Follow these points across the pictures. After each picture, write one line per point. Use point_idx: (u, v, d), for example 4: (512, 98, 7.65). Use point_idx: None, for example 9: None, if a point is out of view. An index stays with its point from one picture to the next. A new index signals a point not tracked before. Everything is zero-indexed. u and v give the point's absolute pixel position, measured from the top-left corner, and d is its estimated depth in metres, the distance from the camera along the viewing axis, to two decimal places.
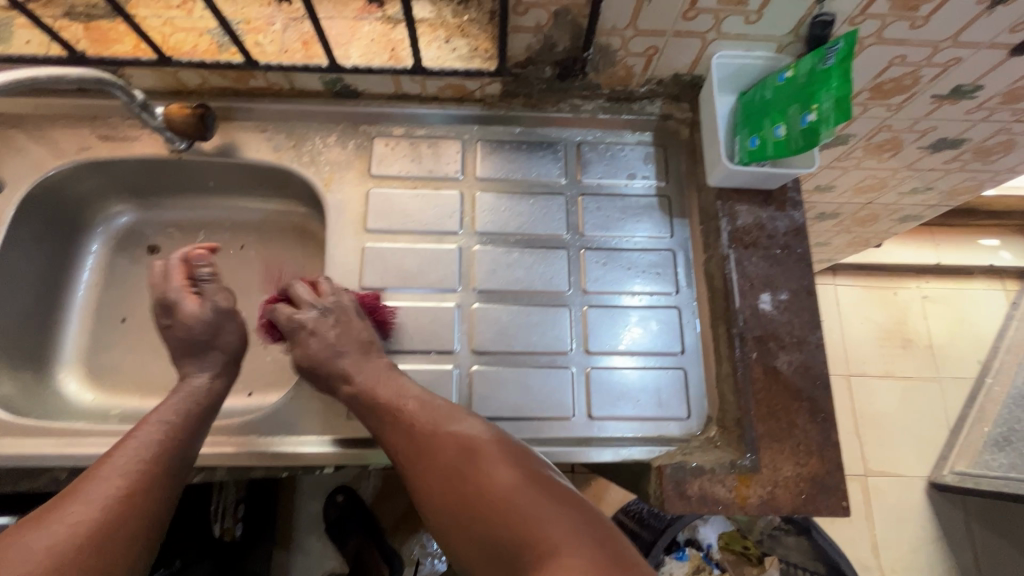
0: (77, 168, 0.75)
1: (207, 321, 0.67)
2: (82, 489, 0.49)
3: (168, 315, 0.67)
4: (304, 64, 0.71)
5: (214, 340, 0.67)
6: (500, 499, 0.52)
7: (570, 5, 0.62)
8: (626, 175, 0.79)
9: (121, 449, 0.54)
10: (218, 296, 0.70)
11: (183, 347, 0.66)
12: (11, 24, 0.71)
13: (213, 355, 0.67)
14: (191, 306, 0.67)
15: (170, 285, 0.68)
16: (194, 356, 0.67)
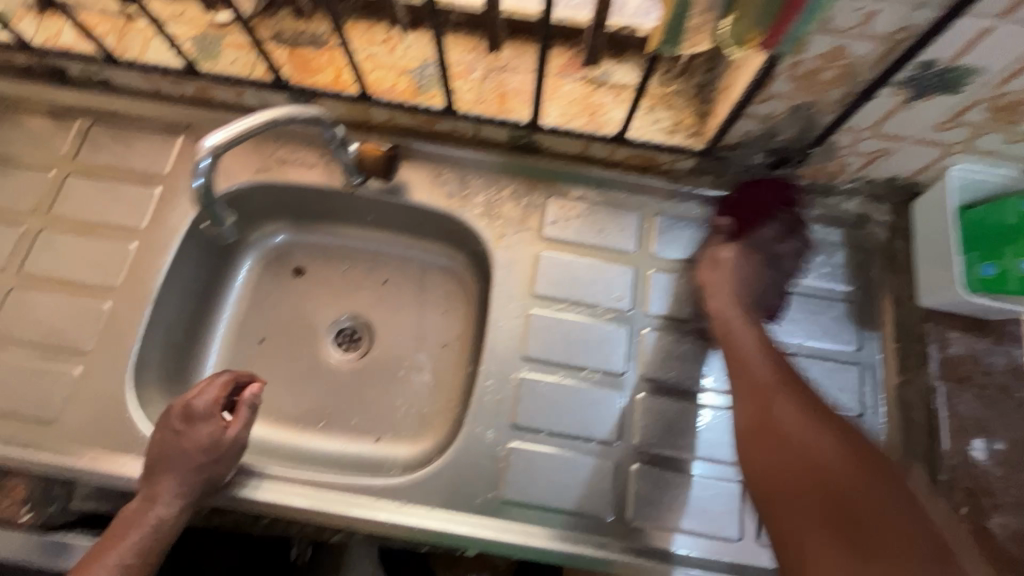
0: (252, 188, 0.75)
1: (216, 450, 0.60)
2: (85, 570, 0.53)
3: (184, 426, 0.60)
4: (500, 119, 0.69)
5: (209, 465, 0.60)
6: (848, 496, 0.53)
7: (816, 101, 0.57)
8: (814, 272, 0.73)
9: (130, 526, 0.56)
10: (242, 430, 0.62)
11: (169, 462, 0.58)
12: (220, 41, 0.71)
13: (192, 483, 0.58)
14: (210, 429, 0.60)
15: (201, 397, 0.62)
16: (178, 474, 0.58)
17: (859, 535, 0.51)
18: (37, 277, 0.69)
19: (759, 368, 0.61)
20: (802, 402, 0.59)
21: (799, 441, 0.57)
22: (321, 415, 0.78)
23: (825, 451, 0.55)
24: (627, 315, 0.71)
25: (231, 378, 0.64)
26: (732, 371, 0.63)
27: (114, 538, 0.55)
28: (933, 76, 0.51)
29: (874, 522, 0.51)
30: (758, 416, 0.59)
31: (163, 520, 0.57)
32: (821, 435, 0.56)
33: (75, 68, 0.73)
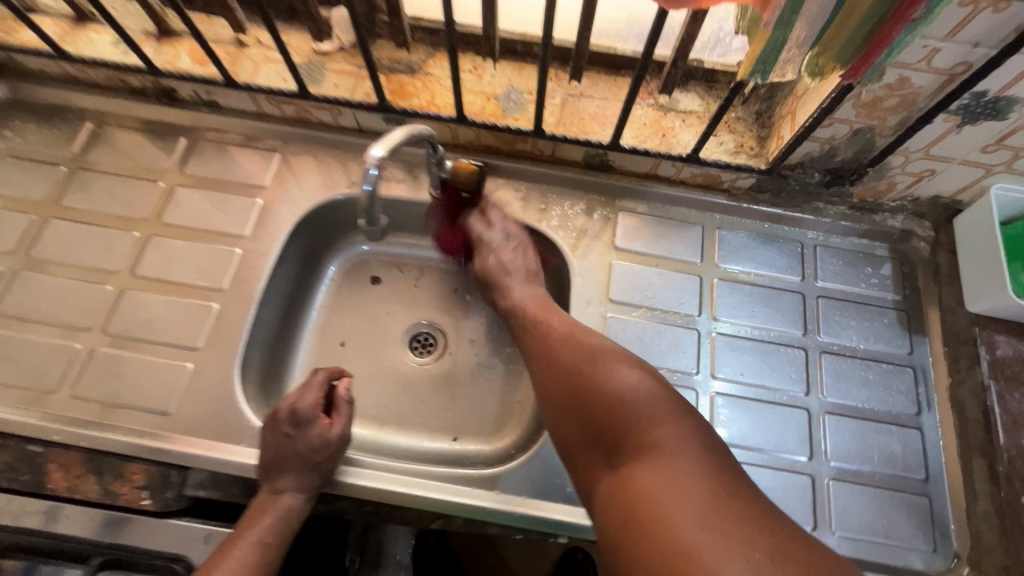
0: (345, 200, 0.81)
1: (331, 446, 0.64)
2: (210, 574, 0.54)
3: (296, 429, 0.62)
4: (581, 138, 0.76)
5: (322, 463, 0.63)
6: (657, 440, 0.49)
7: (876, 125, 0.64)
8: (865, 282, 0.79)
9: (248, 529, 0.58)
10: (344, 424, 0.66)
11: (288, 462, 0.61)
12: (323, 68, 0.79)
13: (313, 477, 0.62)
14: (320, 427, 0.64)
15: (303, 400, 0.64)
16: (296, 474, 0.61)
17: (641, 486, 0.46)
18: (150, 278, 0.74)
19: (600, 344, 0.60)
20: (605, 351, 0.59)
21: (608, 382, 0.55)
22: (400, 414, 0.82)
23: (631, 388, 0.53)
24: (696, 320, 0.76)
25: (326, 377, 0.68)
26: (530, 340, 0.65)
27: (235, 539, 0.58)
28: (984, 104, 0.59)
29: (622, 423, 0.51)
30: (582, 377, 0.57)
31: (286, 518, 0.60)
32: (624, 377, 0.55)
33: (186, 90, 0.80)
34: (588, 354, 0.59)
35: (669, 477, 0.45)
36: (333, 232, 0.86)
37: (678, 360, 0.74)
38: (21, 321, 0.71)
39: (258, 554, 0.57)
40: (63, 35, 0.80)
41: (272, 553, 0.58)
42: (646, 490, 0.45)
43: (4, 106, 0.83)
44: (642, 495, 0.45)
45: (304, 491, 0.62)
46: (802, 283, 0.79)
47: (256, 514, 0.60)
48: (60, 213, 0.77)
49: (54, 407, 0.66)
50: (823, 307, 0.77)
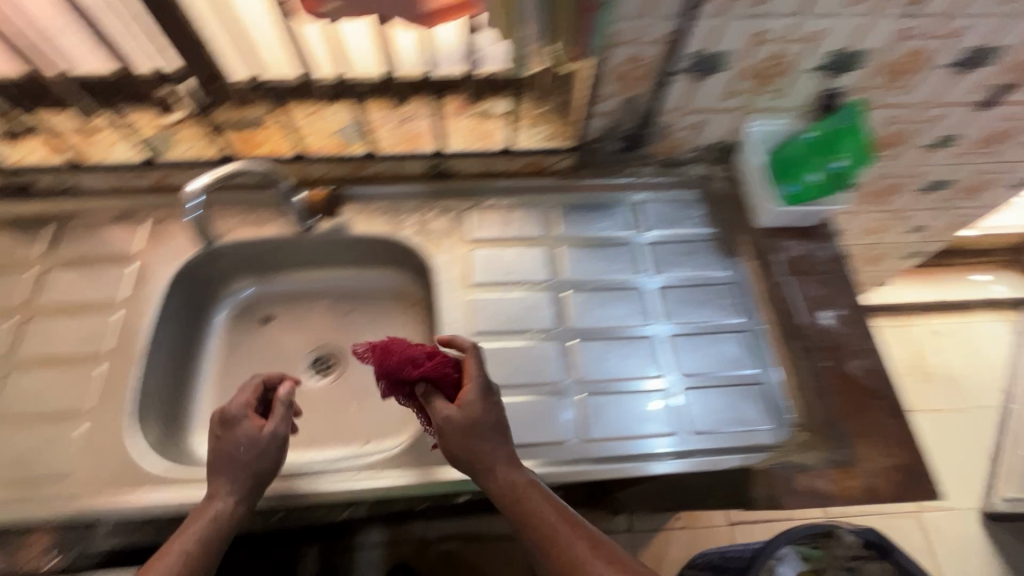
0: (222, 249, 0.88)
1: (258, 444, 0.66)
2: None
3: (224, 429, 0.66)
4: (413, 152, 0.88)
5: (254, 463, 0.65)
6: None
7: (637, 95, 0.79)
8: (684, 223, 0.93)
9: (172, 543, 0.60)
10: (280, 423, 0.68)
11: (223, 462, 0.64)
12: (174, 136, 0.86)
13: (244, 475, 0.64)
14: (249, 426, 0.66)
15: (233, 402, 0.68)
16: (228, 474, 0.64)
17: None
18: (32, 358, 0.77)
19: (535, 499, 0.61)
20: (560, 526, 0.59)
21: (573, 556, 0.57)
22: (308, 433, 0.86)
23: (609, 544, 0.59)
24: (549, 284, 0.87)
25: (262, 381, 0.72)
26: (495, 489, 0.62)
27: (156, 558, 0.59)
28: (704, 61, 0.74)
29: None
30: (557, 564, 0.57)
31: (219, 521, 0.62)
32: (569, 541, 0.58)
33: (45, 179, 0.85)
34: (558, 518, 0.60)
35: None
36: (214, 283, 0.91)
37: (538, 321, 0.84)
38: None
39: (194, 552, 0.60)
40: None
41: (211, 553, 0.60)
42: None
43: None
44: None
45: (240, 492, 0.64)
46: (633, 235, 0.92)
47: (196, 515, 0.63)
48: None
49: None
50: (652, 251, 0.91)
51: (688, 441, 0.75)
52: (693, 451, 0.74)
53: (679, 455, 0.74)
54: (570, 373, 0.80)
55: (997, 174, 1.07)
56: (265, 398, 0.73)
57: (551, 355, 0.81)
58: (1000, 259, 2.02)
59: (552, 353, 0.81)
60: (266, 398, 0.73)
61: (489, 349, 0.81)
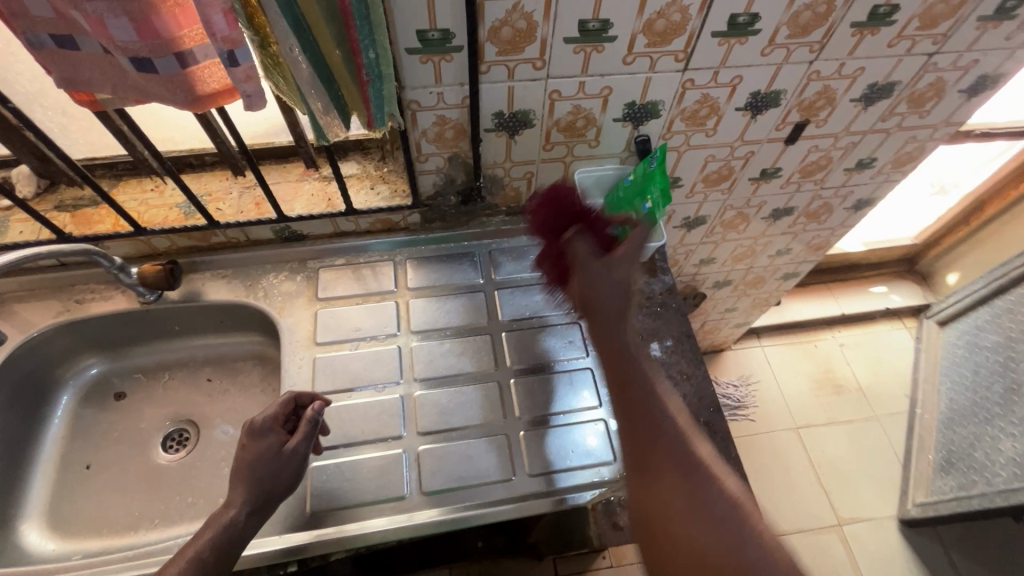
0: (56, 330, 0.86)
1: (269, 461, 0.65)
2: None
3: (250, 438, 0.66)
4: (259, 219, 0.88)
5: (254, 476, 0.64)
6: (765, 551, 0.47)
7: (459, 152, 0.83)
8: (533, 267, 0.96)
9: (194, 541, 0.60)
10: (303, 441, 0.67)
11: (235, 474, 0.64)
12: (8, 220, 0.86)
13: (259, 490, 0.63)
14: (274, 440, 0.67)
15: (264, 414, 0.68)
16: (243, 485, 0.63)
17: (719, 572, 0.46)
18: None
19: (672, 436, 0.53)
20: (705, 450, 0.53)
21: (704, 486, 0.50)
22: (153, 511, 0.83)
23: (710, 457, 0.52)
24: (397, 338, 0.88)
25: (292, 397, 0.72)
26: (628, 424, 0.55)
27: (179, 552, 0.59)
28: (510, 119, 0.80)
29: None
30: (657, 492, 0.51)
31: (225, 531, 0.61)
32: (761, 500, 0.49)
33: None
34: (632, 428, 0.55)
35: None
36: (56, 363, 0.89)
37: (384, 374, 0.84)
38: None
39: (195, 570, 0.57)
40: None
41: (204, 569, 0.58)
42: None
43: None
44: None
45: (249, 504, 0.63)
46: (483, 282, 0.95)
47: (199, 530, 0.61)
48: None
49: None
50: (501, 295, 0.93)
51: (580, 473, 0.77)
52: (530, 494, 0.76)
53: (518, 500, 0.76)
54: (412, 426, 0.80)
55: (831, 198, 1.16)
56: (294, 416, 0.73)
57: (395, 410, 0.81)
58: (894, 270, 2.13)
59: (397, 408, 0.81)
60: (294, 415, 0.74)
61: (331, 409, 0.81)
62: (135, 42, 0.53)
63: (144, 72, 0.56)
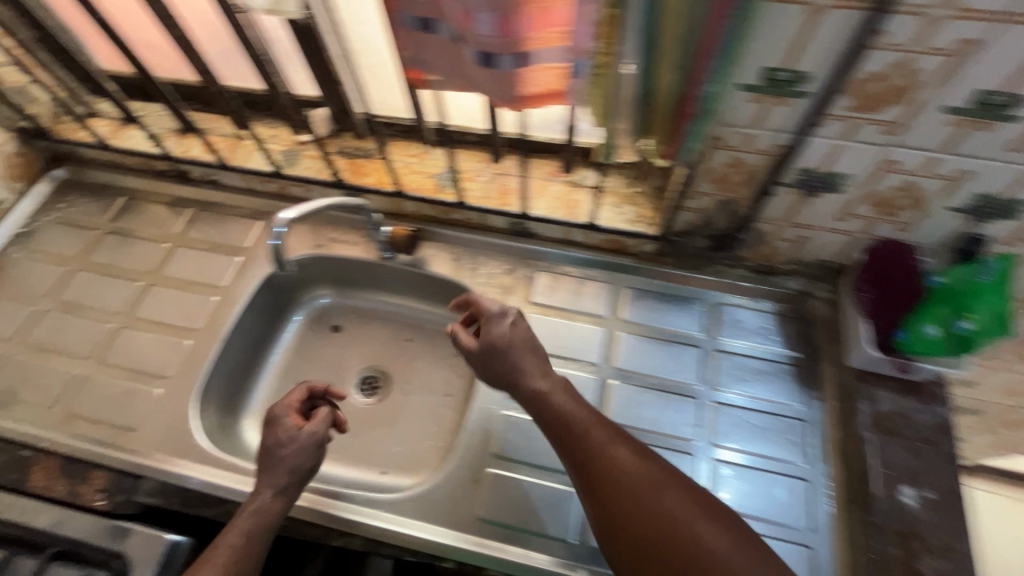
0: (309, 260, 0.97)
1: (298, 444, 0.70)
2: (207, 559, 0.61)
3: (269, 426, 0.72)
4: (499, 209, 0.90)
5: (282, 456, 0.69)
6: (699, 545, 0.50)
7: (735, 198, 0.74)
8: (763, 339, 0.86)
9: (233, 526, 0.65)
10: (320, 425, 0.73)
11: (263, 456, 0.70)
12: (300, 154, 0.98)
13: (288, 474, 0.69)
14: (291, 425, 0.71)
15: (282, 401, 0.73)
16: (268, 473, 0.68)
17: (632, 543, 0.52)
18: (143, 319, 0.91)
19: (577, 412, 0.62)
20: (585, 419, 0.62)
21: (612, 463, 0.57)
22: (339, 445, 0.91)
23: (617, 465, 0.57)
24: (598, 368, 0.84)
25: (307, 387, 0.76)
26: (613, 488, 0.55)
27: (215, 543, 0.63)
28: (816, 177, 0.67)
29: (686, 560, 0.49)
30: (584, 465, 0.58)
31: (261, 516, 0.65)
32: (617, 453, 0.58)
33: (197, 172, 1.01)
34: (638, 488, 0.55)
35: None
36: (298, 287, 1.01)
37: None
38: (33, 348, 0.87)
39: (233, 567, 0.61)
40: (112, 132, 1.04)
41: (250, 551, 0.63)
42: (637, 556, 0.51)
43: (63, 184, 1.08)
44: (637, 558, 0.52)
45: (279, 485, 0.68)
46: (701, 337, 0.86)
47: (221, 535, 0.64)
48: (85, 264, 0.96)
49: (46, 420, 0.81)
50: (720, 360, 0.84)
51: None
52: None
53: None
54: None
55: None
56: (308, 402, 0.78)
57: None
58: None
59: None
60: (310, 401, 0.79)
61: (515, 419, 0.80)
62: (492, 36, 0.52)
63: (485, 66, 0.55)
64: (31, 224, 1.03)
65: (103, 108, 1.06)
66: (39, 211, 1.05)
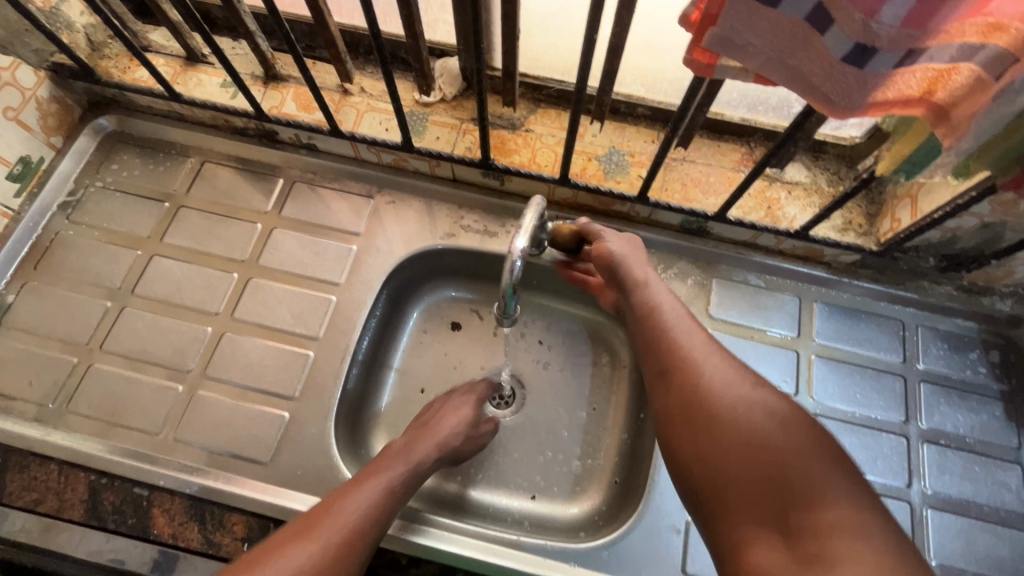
0: (435, 252, 0.81)
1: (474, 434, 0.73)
2: (345, 501, 0.59)
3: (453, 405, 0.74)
4: (683, 207, 0.75)
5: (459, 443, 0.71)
6: (764, 439, 0.51)
7: (1008, 223, 0.62)
8: (970, 369, 0.75)
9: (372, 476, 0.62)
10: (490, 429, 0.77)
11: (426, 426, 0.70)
12: (426, 120, 0.79)
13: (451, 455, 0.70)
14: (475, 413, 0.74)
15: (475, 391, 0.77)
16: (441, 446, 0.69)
17: (718, 441, 0.53)
18: (246, 322, 0.76)
19: (685, 336, 0.63)
20: (695, 350, 0.61)
21: (703, 380, 0.57)
22: (477, 465, 0.80)
23: (708, 372, 0.58)
24: (792, 399, 0.74)
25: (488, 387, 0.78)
26: (687, 375, 0.58)
27: (351, 489, 0.61)
28: None
29: (760, 453, 0.50)
30: (671, 362, 0.60)
31: (411, 473, 0.65)
32: (724, 378, 0.57)
33: (289, 134, 0.81)
34: (731, 385, 0.56)
35: (857, 526, 0.44)
36: (414, 281, 0.85)
37: None
38: (123, 358, 0.74)
39: (359, 522, 0.58)
40: (174, 75, 0.82)
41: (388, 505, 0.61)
42: (722, 455, 0.52)
43: (112, 139, 0.86)
44: (717, 449, 0.52)
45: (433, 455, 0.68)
46: (903, 365, 0.76)
47: (361, 483, 0.61)
48: (163, 249, 0.80)
49: (157, 450, 0.69)
50: (925, 393, 0.74)
51: None
52: None
53: None
54: None
55: None
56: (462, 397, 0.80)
57: None
58: None
59: None
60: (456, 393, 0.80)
61: None
62: (892, 29, 0.37)
63: (852, 64, 0.40)
64: (78, 191, 0.82)
65: (156, 40, 0.83)
66: (88, 173, 0.84)
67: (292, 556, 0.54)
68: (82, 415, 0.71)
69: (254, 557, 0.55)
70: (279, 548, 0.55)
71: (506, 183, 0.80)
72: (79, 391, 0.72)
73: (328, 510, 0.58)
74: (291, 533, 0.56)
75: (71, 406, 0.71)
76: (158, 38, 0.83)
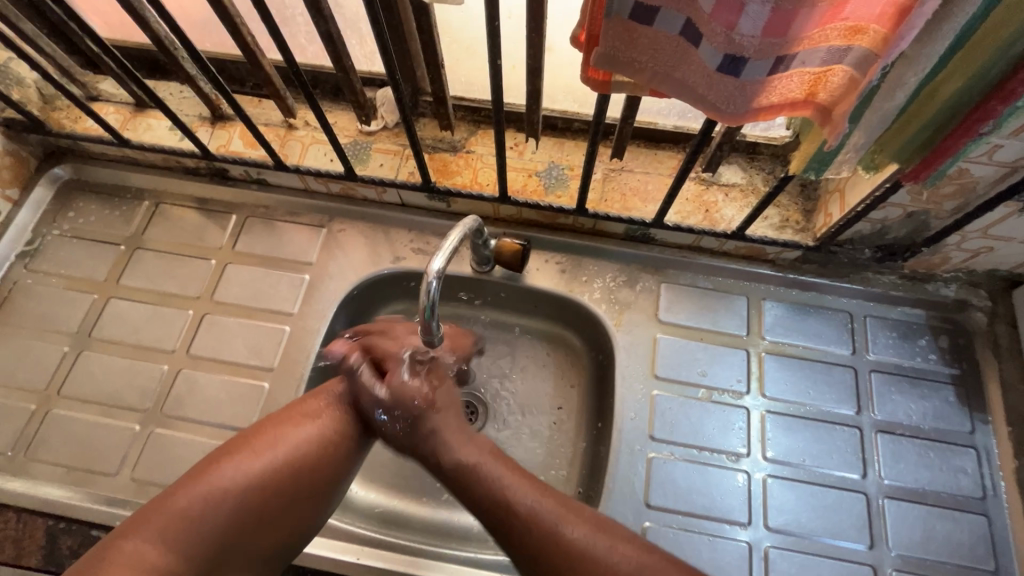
0: (387, 275, 0.83)
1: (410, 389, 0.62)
2: (267, 440, 0.56)
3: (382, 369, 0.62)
4: (623, 216, 0.76)
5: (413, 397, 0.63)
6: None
7: (931, 210, 0.64)
8: (921, 356, 0.76)
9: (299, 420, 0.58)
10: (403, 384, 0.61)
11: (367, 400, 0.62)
12: (369, 148, 0.81)
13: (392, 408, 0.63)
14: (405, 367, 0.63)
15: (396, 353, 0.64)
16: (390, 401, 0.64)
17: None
18: (202, 358, 0.77)
19: (525, 499, 0.53)
20: (547, 513, 0.52)
21: (568, 549, 0.50)
22: (442, 485, 0.80)
23: (557, 535, 0.51)
24: (745, 398, 0.74)
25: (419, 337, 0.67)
26: (523, 528, 0.52)
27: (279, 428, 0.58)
28: None
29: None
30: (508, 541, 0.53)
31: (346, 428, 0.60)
32: (552, 510, 0.53)
33: (238, 170, 0.83)
34: (590, 528, 0.52)
35: None
36: (369, 305, 0.86)
37: (727, 437, 0.72)
38: (81, 402, 0.75)
39: (353, 410, 0.61)
40: (123, 121, 0.84)
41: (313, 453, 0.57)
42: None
43: (67, 186, 0.88)
44: None
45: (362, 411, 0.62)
46: (853, 356, 0.76)
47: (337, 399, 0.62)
48: (120, 291, 0.81)
49: (117, 491, 0.70)
50: (876, 383, 0.75)
51: None
52: None
53: None
54: (764, 518, 0.69)
55: None
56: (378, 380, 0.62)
57: (741, 491, 0.70)
58: None
59: (745, 490, 0.70)
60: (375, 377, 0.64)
61: (659, 462, 0.71)
62: (755, 39, 0.39)
63: (729, 71, 0.42)
64: (36, 240, 0.84)
65: (106, 90, 0.86)
66: (45, 222, 0.85)
67: (283, 443, 0.56)
68: (42, 461, 0.72)
69: (254, 430, 0.58)
70: (279, 429, 0.57)
71: (452, 204, 0.82)
72: (39, 437, 0.73)
73: (250, 442, 0.56)
74: (297, 407, 0.60)
75: (31, 454, 0.72)
76: (107, 87, 0.86)
